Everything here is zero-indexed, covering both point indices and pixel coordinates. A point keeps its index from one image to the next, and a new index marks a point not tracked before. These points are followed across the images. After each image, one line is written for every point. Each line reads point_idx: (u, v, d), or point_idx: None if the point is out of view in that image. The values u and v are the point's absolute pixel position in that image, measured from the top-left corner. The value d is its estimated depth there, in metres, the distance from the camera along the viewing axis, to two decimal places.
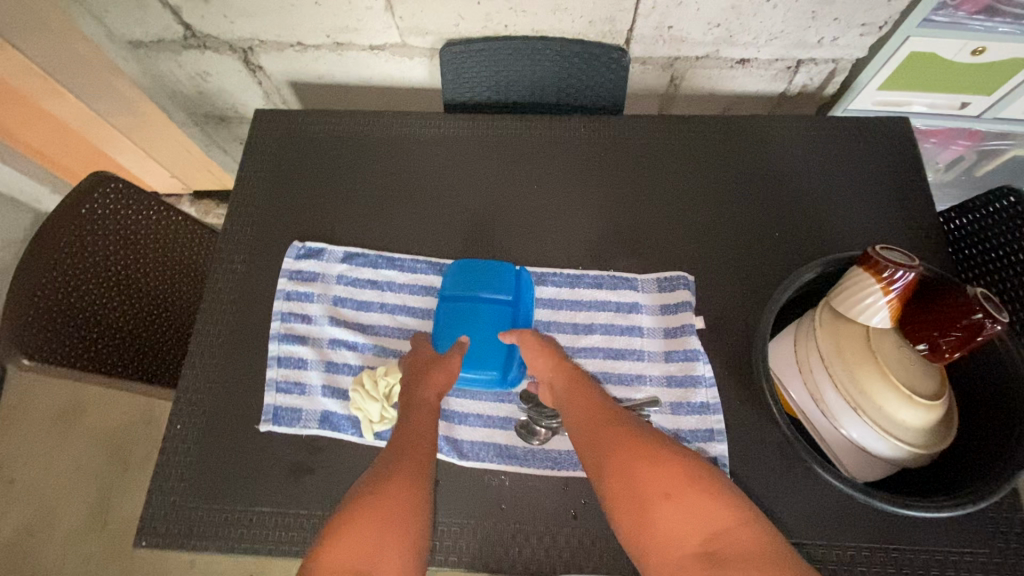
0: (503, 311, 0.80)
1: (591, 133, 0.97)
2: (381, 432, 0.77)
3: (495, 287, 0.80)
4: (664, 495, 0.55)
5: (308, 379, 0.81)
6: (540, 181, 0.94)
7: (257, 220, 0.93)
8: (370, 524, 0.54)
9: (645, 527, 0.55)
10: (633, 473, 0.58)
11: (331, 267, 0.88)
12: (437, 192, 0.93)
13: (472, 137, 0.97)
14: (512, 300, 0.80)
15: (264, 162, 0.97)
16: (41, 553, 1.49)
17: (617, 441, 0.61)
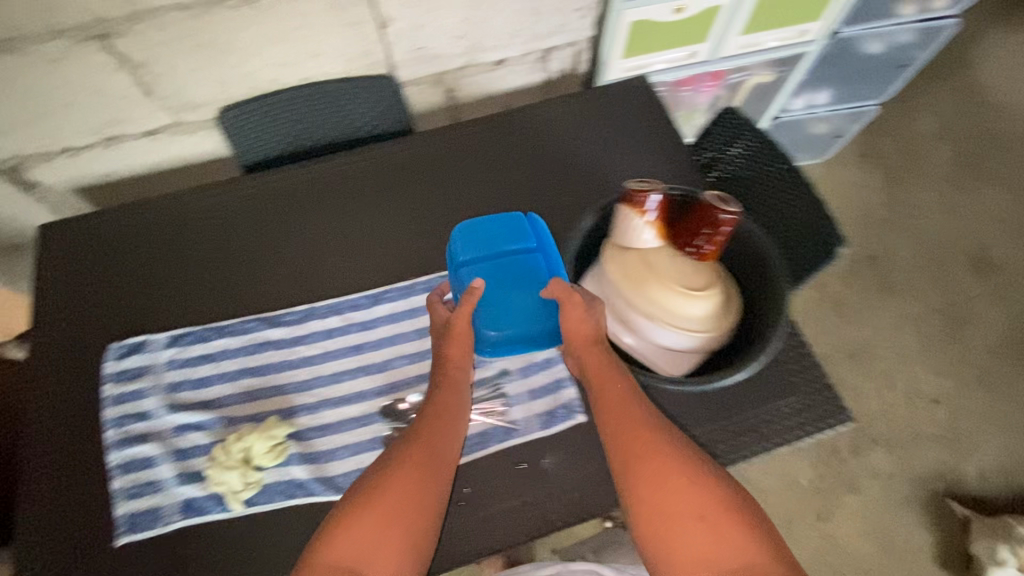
0: (530, 260, 0.92)
1: (373, 151, 1.10)
2: (248, 499, 0.86)
3: (516, 242, 0.93)
4: (681, 485, 0.72)
5: (158, 476, 0.87)
6: (345, 204, 1.05)
7: (62, 339, 0.96)
8: (379, 537, 0.73)
9: (666, 535, 0.70)
10: (667, 480, 0.73)
11: (156, 356, 0.95)
12: (258, 253, 1.03)
13: (261, 190, 1.08)
14: (536, 248, 0.93)
15: (54, 274, 1.01)
16: None
17: (635, 435, 0.77)
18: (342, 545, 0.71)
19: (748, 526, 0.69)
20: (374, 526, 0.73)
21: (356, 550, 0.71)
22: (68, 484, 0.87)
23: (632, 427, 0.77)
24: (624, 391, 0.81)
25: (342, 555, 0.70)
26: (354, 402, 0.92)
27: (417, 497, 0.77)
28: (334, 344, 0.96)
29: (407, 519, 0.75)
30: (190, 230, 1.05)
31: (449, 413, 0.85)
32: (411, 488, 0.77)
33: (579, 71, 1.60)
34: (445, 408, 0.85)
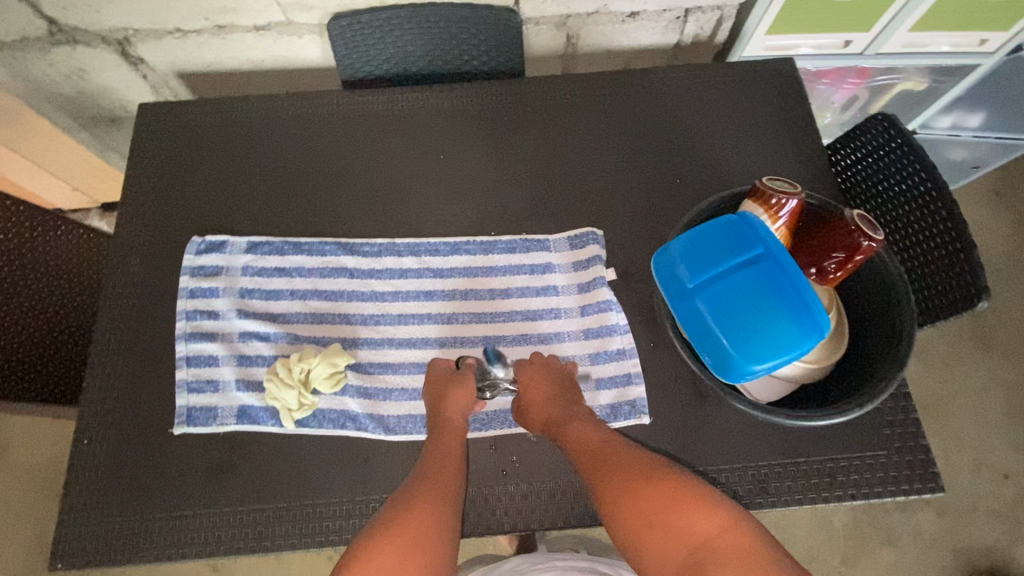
0: (767, 274, 0.56)
1: (736, 100, 0.85)
2: (302, 420, 0.67)
3: (739, 245, 0.57)
4: (646, 520, 0.48)
5: (220, 376, 0.69)
6: (666, 145, 0.82)
7: (280, 174, 0.81)
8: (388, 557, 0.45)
9: (635, 542, 0.48)
10: (613, 488, 0.51)
11: (234, 259, 0.75)
12: (537, 135, 0.83)
13: (569, 84, 0.87)
14: (767, 255, 0.56)
15: (250, 112, 0.85)
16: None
17: (603, 474, 0.53)
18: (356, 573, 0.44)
19: (713, 505, 0.47)
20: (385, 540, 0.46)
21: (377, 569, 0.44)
22: (200, 297, 0.73)
23: (588, 449, 0.56)
24: (607, 455, 0.55)
25: None
26: (544, 350, 0.71)
27: (436, 516, 0.49)
28: (558, 278, 0.74)
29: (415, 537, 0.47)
30: (472, 69, 0.88)
31: (574, 448, 0.57)
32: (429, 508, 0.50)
33: (994, 108, 1.21)
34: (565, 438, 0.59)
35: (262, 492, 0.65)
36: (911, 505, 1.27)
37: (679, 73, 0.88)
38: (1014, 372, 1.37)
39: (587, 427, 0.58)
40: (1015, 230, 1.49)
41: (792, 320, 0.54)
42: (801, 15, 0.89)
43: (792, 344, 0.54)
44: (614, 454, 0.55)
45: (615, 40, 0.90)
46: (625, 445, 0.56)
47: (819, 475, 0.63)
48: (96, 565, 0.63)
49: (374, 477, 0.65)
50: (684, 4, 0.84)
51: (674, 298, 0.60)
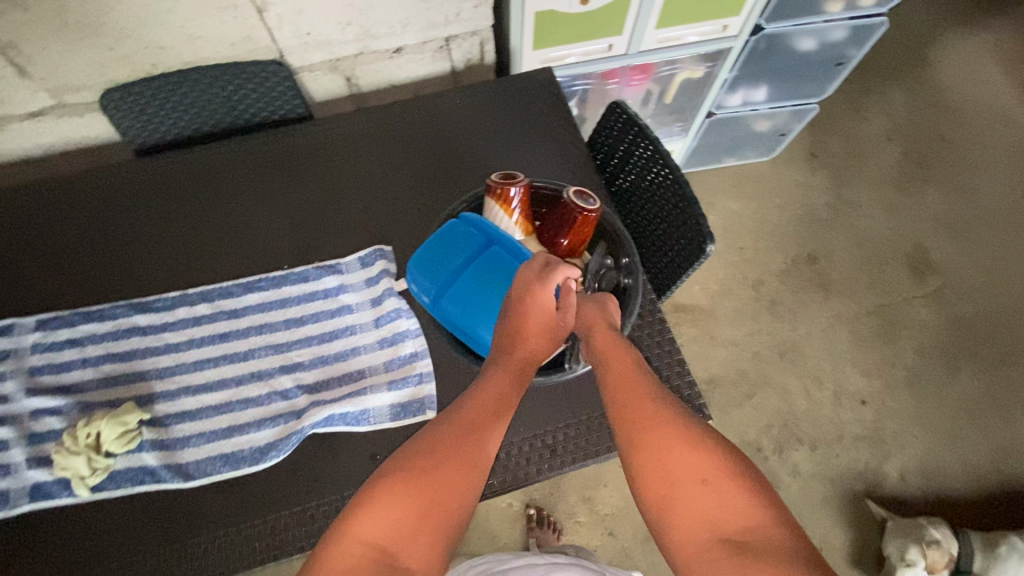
0: (496, 258, 0.67)
1: (504, 110, 0.94)
2: (99, 485, 0.67)
3: (467, 244, 0.66)
4: (700, 481, 0.48)
5: (11, 459, 0.68)
6: (444, 158, 0.90)
7: (71, 250, 0.82)
8: (404, 508, 0.49)
9: (681, 507, 0.48)
10: (669, 449, 0.50)
11: (22, 341, 0.75)
12: (327, 170, 0.89)
13: (353, 120, 0.93)
14: (490, 244, 0.68)
15: (38, 196, 0.86)
16: None
17: (657, 433, 0.51)
18: (373, 524, 0.48)
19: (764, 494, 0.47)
20: (403, 487, 0.50)
21: (390, 522, 0.48)
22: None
23: (636, 391, 0.55)
24: (662, 401, 0.54)
25: (370, 531, 0.48)
26: (340, 368, 0.74)
27: (463, 468, 0.52)
28: (351, 297, 0.78)
29: (445, 502, 0.50)
30: (259, 120, 0.93)
31: (609, 374, 0.58)
32: (457, 464, 0.52)
33: (770, 81, 1.38)
34: (607, 363, 0.59)
35: (60, 568, 0.64)
36: (786, 446, 1.36)
37: (452, 94, 0.97)
38: (853, 306, 1.51)
39: (626, 358, 0.59)
40: (831, 182, 1.67)
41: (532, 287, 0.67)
42: (553, 29, 1.00)
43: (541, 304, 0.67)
44: (660, 404, 0.54)
45: (392, 73, 0.97)
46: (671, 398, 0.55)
47: (600, 428, 0.69)
48: None
49: (177, 525, 0.66)
50: (441, 34, 0.93)
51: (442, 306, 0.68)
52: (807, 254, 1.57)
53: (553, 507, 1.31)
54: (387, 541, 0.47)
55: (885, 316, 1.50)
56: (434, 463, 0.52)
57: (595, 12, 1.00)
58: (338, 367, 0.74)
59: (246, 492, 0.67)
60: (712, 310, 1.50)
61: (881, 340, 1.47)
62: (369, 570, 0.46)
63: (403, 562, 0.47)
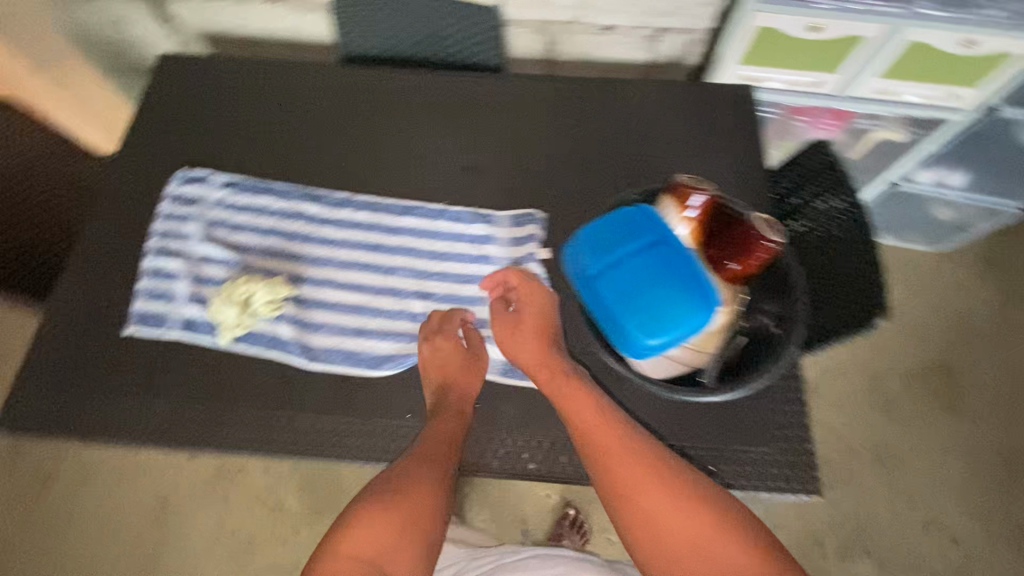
0: (660, 256, 0.60)
1: (692, 116, 0.91)
2: (238, 338, 0.74)
3: (634, 234, 0.61)
4: (691, 545, 0.55)
5: (175, 290, 0.76)
6: (619, 145, 0.88)
7: (267, 127, 0.90)
8: (384, 521, 0.57)
9: (670, 554, 0.56)
10: (659, 517, 0.57)
11: (210, 193, 0.83)
12: (504, 124, 0.90)
13: (542, 83, 0.94)
14: (659, 238, 0.61)
15: (253, 73, 0.95)
16: None
17: (638, 491, 0.58)
18: (361, 541, 0.56)
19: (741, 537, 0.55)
20: (382, 512, 0.58)
21: (378, 535, 0.56)
22: (173, 221, 0.81)
23: (610, 446, 0.61)
24: (638, 460, 0.60)
25: (360, 545, 0.56)
26: (467, 311, 0.76)
27: (429, 492, 0.60)
28: (494, 249, 0.80)
29: (422, 520, 0.59)
30: (455, 59, 0.97)
31: (582, 432, 0.62)
32: (426, 491, 0.60)
33: (977, 169, 1.23)
34: (579, 420, 0.63)
35: (189, 397, 0.72)
36: (850, 553, 1.25)
37: (645, 85, 0.94)
38: (980, 439, 1.34)
39: (594, 413, 0.63)
40: (999, 298, 1.48)
41: (687, 297, 0.58)
42: (769, 49, 0.95)
43: (688, 315, 0.58)
44: (637, 456, 0.60)
45: (592, 50, 0.97)
46: (655, 457, 0.60)
47: (701, 462, 0.67)
48: (33, 436, 0.71)
49: (289, 398, 0.71)
50: (657, 24, 0.91)
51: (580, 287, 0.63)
52: (943, 364, 1.41)
53: (588, 515, 1.29)
54: (376, 554, 0.55)
55: (1013, 462, 1.32)
56: (409, 488, 0.60)
57: (823, 44, 0.94)
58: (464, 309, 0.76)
59: (354, 392, 0.71)
60: (816, 385, 1.39)
61: (1000, 484, 1.30)
62: None
63: (391, 570, 0.55)
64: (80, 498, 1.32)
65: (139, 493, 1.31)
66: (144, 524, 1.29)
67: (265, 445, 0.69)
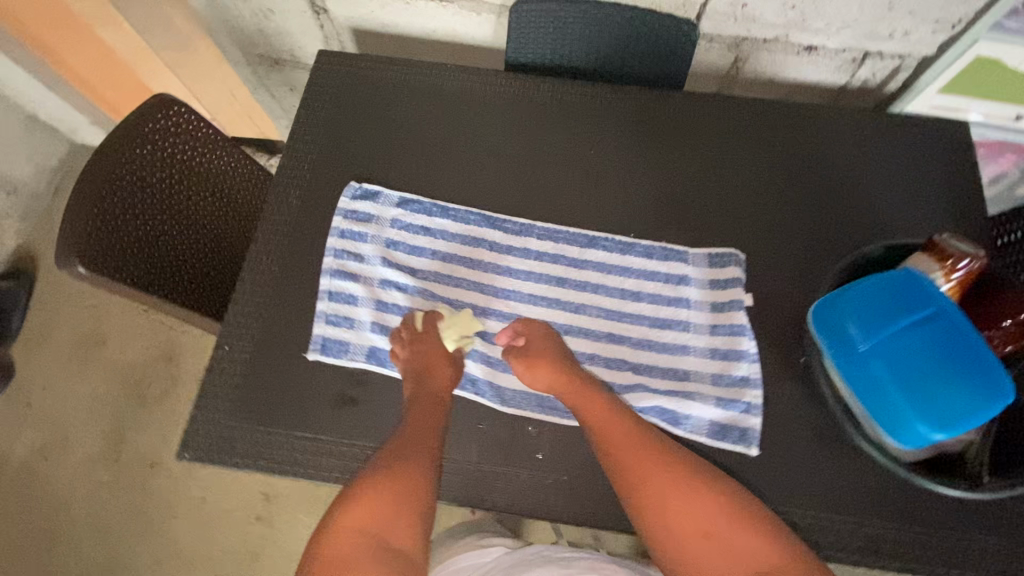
0: (940, 334, 0.54)
1: (899, 150, 0.82)
2: None
3: (909, 305, 0.56)
4: (703, 534, 0.53)
5: (357, 316, 0.73)
6: (820, 178, 0.80)
7: (435, 136, 0.84)
8: (384, 496, 0.53)
9: (690, 549, 0.53)
10: (669, 501, 0.55)
11: (384, 211, 0.78)
12: (688, 147, 0.84)
13: (728, 103, 0.87)
14: (939, 312, 0.55)
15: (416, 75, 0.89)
16: (79, 428, 1.37)
17: (660, 487, 0.56)
18: (360, 515, 0.52)
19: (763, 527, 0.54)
20: (381, 488, 0.53)
21: (376, 511, 0.52)
22: (348, 239, 0.77)
23: (622, 440, 0.59)
24: (655, 453, 0.58)
25: (356, 522, 0.51)
26: (666, 360, 0.71)
27: (427, 468, 0.56)
28: (691, 292, 0.74)
29: (420, 496, 0.54)
30: (631, 72, 0.90)
31: (595, 431, 0.61)
32: (422, 465, 0.56)
33: None
34: (593, 417, 0.62)
35: (376, 434, 0.68)
36: None
37: (841, 111, 0.86)
38: None
39: (604, 409, 0.62)
40: None
41: (972, 387, 0.52)
42: (982, 79, 0.86)
43: (971, 406, 0.52)
44: (654, 450, 0.59)
45: (781, 71, 0.91)
46: (653, 439, 0.59)
47: (936, 550, 0.61)
48: (217, 464, 0.67)
49: (479, 441, 0.68)
50: (865, 46, 0.86)
51: (840, 360, 0.58)
52: None
53: None
54: (373, 530, 0.51)
55: None
56: (410, 465, 0.56)
57: None
58: (662, 356, 0.71)
59: (550, 440, 0.68)
60: None
61: None
62: (362, 558, 0.49)
63: (393, 548, 0.51)
64: (183, 485, 1.32)
65: (241, 485, 1.32)
66: (247, 517, 1.30)
67: (460, 493, 0.66)
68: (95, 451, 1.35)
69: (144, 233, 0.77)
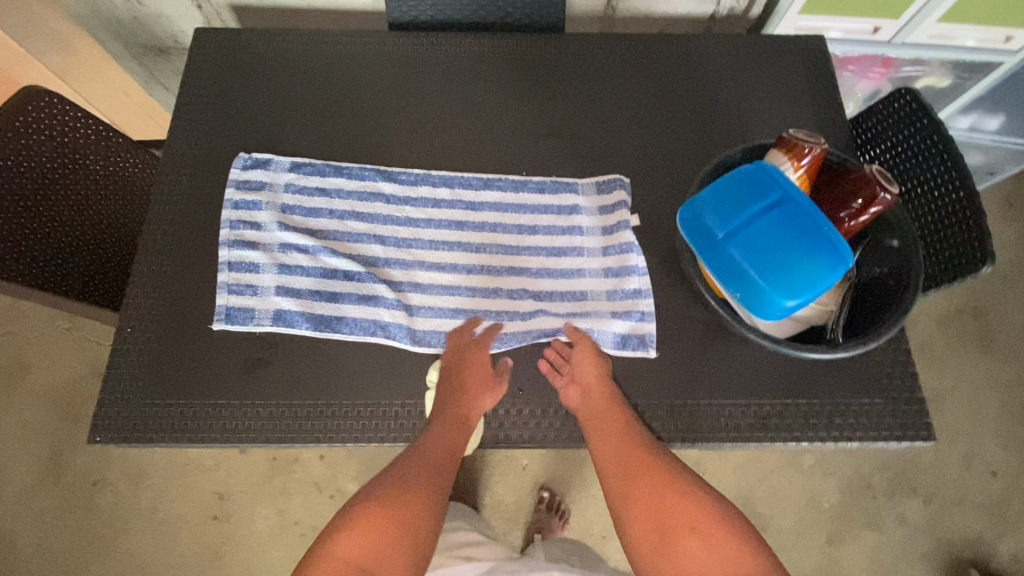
0: (785, 214, 0.59)
1: (762, 69, 0.88)
2: (336, 325, 0.72)
3: (756, 193, 0.60)
4: (691, 532, 0.55)
5: (260, 282, 0.73)
6: (693, 102, 0.85)
7: (323, 101, 0.84)
8: (371, 532, 0.53)
9: (676, 556, 0.54)
10: (664, 504, 0.57)
11: (277, 177, 0.79)
12: (571, 86, 0.87)
13: (605, 40, 0.90)
14: (783, 195, 0.60)
15: (297, 42, 0.88)
16: (11, 460, 1.32)
17: (661, 498, 0.57)
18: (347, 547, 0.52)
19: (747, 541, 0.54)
20: (370, 521, 0.54)
21: (365, 543, 0.52)
22: (243, 208, 0.77)
23: (628, 450, 0.61)
24: (662, 466, 0.60)
25: (347, 552, 0.52)
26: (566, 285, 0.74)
27: (425, 504, 0.57)
28: (583, 220, 0.78)
29: (411, 529, 0.55)
30: (511, 21, 0.92)
31: (606, 440, 0.63)
32: (419, 499, 0.57)
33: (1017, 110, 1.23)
34: (606, 428, 0.63)
35: (290, 390, 0.69)
36: (898, 493, 1.30)
37: (710, 38, 0.91)
38: (1011, 375, 1.40)
39: (618, 420, 0.64)
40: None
41: (813, 256, 0.57)
42: None
43: (813, 273, 0.57)
44: (656, 459, 0.61)
45: (654, 6, 0.95)
46: (661, 454, 0.61)
47: (817, 416, 0.67)
48: (131, 443, 0.67)
49: (393, 382, 0.70)
50: None
51: (704, 251, 0.62)
52: (973, 307, 1.45)
53: None
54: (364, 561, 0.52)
55: None
56: (403, 500, 0.56)
57: None
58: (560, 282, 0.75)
59: None
60: None
61: None
62: None
63: None
64: (132, 500, 1.29)
65: (193, 490, 1.30)
66: (201, 520, 1.28)
67: (376, 433, 0.67)
68: (31, 480, 1.31)
69: (22, 226, 0.74)
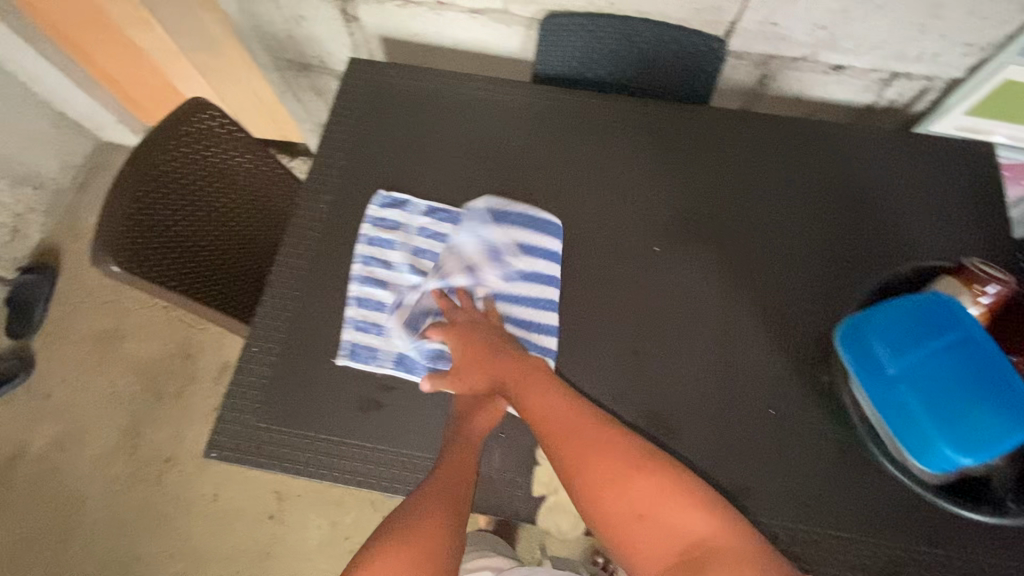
0: (967, 361, 0.54)
1: (922, 171, 0.83)
2: None
3: (935, 331, 0.56)
4: (640, 516, 0.57)
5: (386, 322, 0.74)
6: (843, 198, 0.81)
7: (463, 145, 0.85)
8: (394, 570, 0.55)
9: (642, 538, 0.57)
10: (608, 488, 0.59)
11: (413, 219, 0.80)
12: (713, 162, 0.84)
13: (753, 119, 0.87)
14: (965, 338, 0.55)
15: (444, 83, 0.90)
16: (94, 424, 1.39)
17: (607, 481, 0.59)
18: None
19: (700, 504, 0.58)
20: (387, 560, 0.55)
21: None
22: (377, 245, 0.78)
23: (562, 430, 0.62)
24: (603, 448, 0.61)
25: None
26: (690, 377, 0.71)
27: (434, 534, 0.57)
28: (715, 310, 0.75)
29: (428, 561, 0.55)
30: (659, 87, 0.92)
31: (539, 425, 0.63)
32: (430, 532, 0.57)
33: None
34: (535, 415, 0.64)
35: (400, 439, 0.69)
36: None
37: (866, 130, 0.87)
38: None
39: (545, 399, 0.64)
40: None
41: (997, 412, 0.52)
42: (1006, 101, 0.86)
43: (997, 431, 0.52)
44: (595, 439, 0.62)
45: (811, 89, 0.95)
46: (596, 425, 0.63)
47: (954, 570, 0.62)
48: (244, 463, 0.68)
49: (502, 449, 0.68)
50: (893, 67, 0.88)
51: (867, 382, 0.58)
52: None
53: None
54: None
55: None
56: (414, 534, 0.57)
57: None
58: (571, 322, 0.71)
59: None
60: None
61: None
62: None
63: None
64: (197, 485, 1.34)
65: (254, 485, 1.33)
66: (257, 517, 1.31)
67: (480, 500, 0.66)
68: (109, 448, 1.37)
69: (171, 229, 0.77)
